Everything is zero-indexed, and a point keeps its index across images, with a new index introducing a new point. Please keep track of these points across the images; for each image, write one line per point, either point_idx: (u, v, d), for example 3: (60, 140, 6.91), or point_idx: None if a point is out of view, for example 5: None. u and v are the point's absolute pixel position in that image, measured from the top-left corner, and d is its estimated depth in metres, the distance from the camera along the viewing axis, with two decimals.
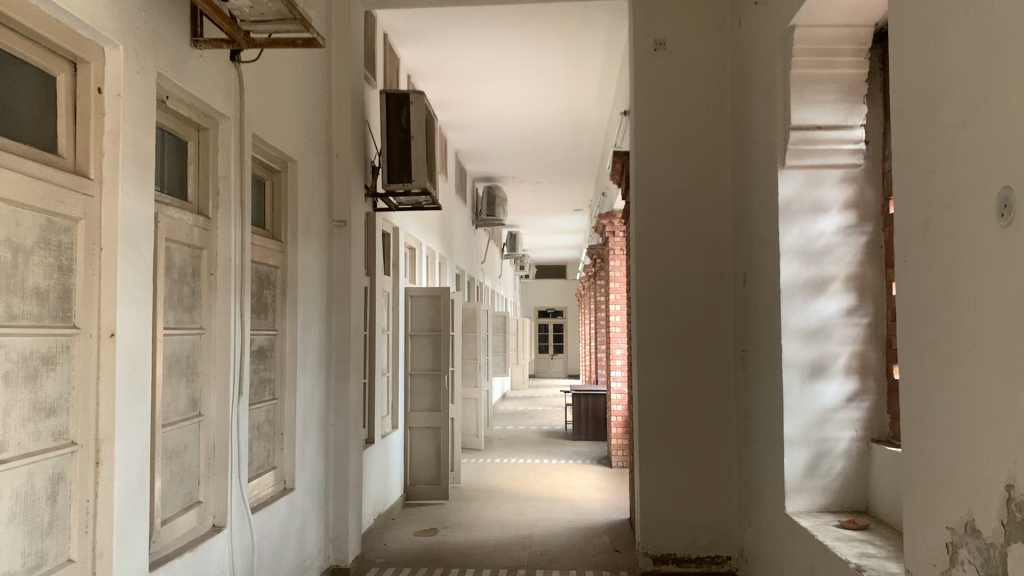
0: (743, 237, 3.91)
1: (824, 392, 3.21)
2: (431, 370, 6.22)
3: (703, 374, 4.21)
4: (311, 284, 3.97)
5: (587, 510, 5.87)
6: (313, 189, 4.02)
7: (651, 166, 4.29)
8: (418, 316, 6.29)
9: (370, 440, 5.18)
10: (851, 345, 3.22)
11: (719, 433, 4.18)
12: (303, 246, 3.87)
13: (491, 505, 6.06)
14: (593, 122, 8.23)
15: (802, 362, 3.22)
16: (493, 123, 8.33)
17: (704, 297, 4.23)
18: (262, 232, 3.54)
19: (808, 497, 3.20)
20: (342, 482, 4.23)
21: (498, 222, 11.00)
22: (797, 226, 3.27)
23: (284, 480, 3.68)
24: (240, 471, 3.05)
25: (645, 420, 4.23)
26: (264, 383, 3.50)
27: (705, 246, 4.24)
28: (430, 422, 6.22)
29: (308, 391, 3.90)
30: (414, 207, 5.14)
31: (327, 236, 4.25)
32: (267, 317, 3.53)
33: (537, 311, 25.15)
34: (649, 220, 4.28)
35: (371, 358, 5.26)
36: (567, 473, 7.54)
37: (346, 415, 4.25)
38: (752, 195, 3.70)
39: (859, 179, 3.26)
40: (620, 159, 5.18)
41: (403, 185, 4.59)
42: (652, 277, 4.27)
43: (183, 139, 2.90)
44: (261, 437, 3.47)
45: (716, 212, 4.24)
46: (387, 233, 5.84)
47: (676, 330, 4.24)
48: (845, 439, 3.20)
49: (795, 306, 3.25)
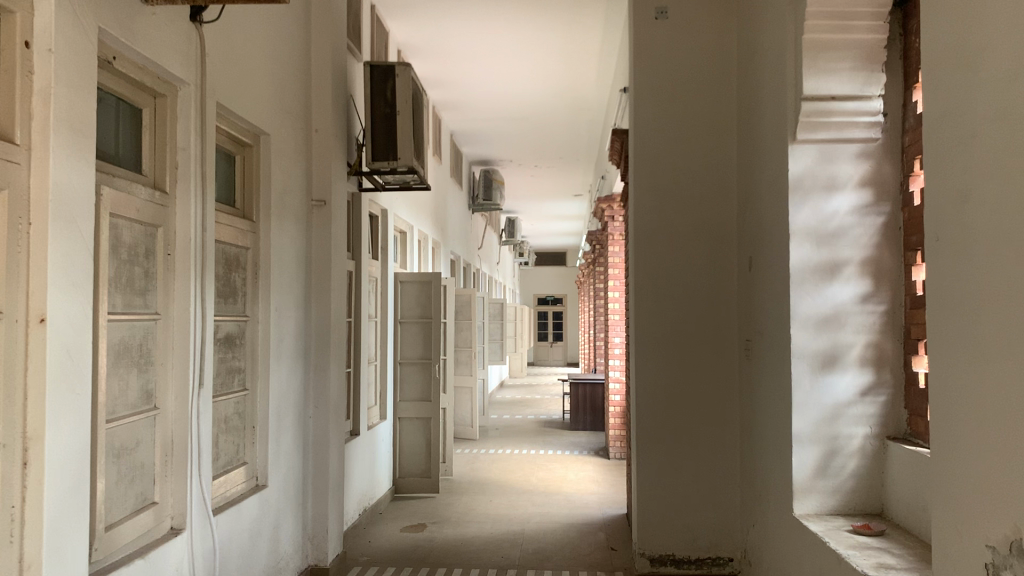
0: (749, 218, 3.65)
1: (835, 386, 2.97)
2: (422, 359, 5.95)
3: (705, 364, 3.96)
4: (287, 267, 3.72)
5: (583, 505, 5.63)
6: (289, 166, 3.77)
7: (651, 144, 4.03)
8: (408, 302, 6.03)
9: (355, 432, 4.94)
10: (867, 334, 2.97)
11: (722, 427, 3.94)
12: (278, 227, 3.62)
13: (483, 499, 5.83)
14: (592, 102, 7.97)
15: (813, 352, 2.98)
16: (489, 103, 8.07)
17: (707, 283, 3.97)
18: (230, 210, 3.30)
19: (818, 498, 2.96)
20: (322, 478, 3.99)
21: (494, 207, 10.73)
22: (809, 207, 3.01)
23: (255, 477, 3.43)
24: (201, 468, 2.80)
25: (643, 413, 3.98)
26: (232, 373, 3.25)
27: (708, 229, 3.98)
28: (419, 412, 5.94)
29: (283, 381, 3.66)
30: (401, 187, 4.89)
31: (306, 216, 3.99)
32: (236, 302, 3.29)
33: (537, 299, 24.94)
34: (648, 200, 4.02)
35: (356, 345, 5.00)
36: (564, 464, 7.31)
37: (326, 407, 4.00)
38: (759, 173, 3.44)
39: (876, 155, 2.99)
40: (620, 138, 4.91)
41: (388, 163, 4.37)
42: (652, 261, 4.01)
43: (138, 106, 2.64)
44: (229, 431, 3.23)
45: (720, 193, 3.98)
46: (375, 216, 5.59)
47: (677, 318, 3.99)
48: (859, 436, 2.96)
49: (805, 292, 3.00)
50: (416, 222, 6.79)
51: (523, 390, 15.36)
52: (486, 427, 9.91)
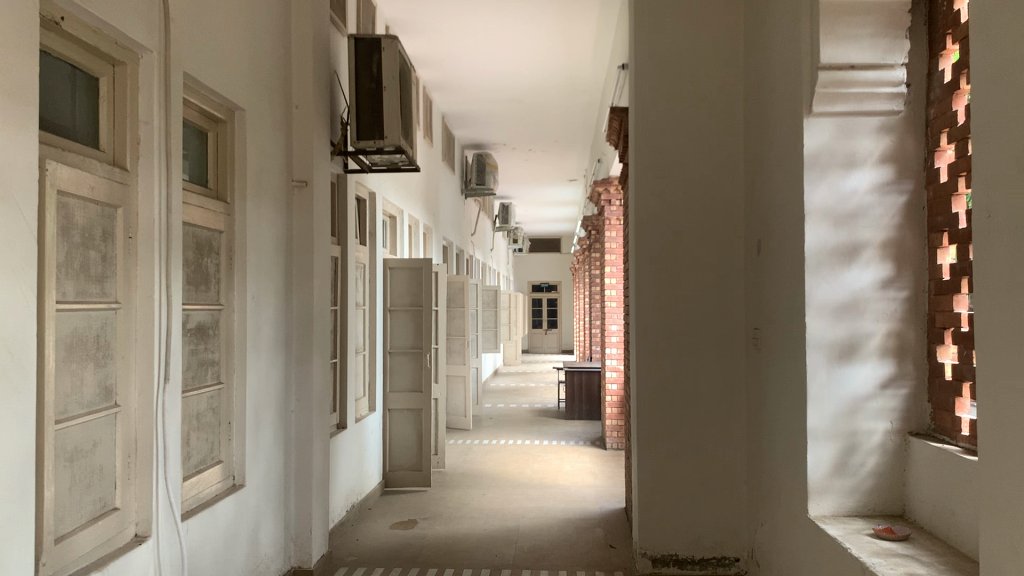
0: (757, 199, 3.43)
1: (853, 378, 2.77)
2: (413, 348, 5.73)
3: (709, 354, 3.75)
4: (265, 252, 3.49)
5: (579, 499, 5.43)
6: (268, 144, 3.53)
7: (652, 121, 3.80)
8: (398, 289, 5.81)
9: (341, 425, 4.72)
10: (888, 322, 2.75)
11: (728, 422, 3.73)
12: (255, 208, 3.39)
13: (476, 493, 5.62)
14: (588, 81, 7.72)
15: (829, 342, 2.77)
16: (481, 83, 7.81)
17: (713, 268, 3.76)
18: (201, 190, 3.08)
19: (834, 498, 2.76)
20: (306, 475, 3.77)
21: (487, 191, 10.48)
22: (826, 184, 2.80)
23: (232, 476, 3.22)
24: (169, 470, 2.58)
25: (645, 406, 3.77)
26: (204, 365, 3.03)
27: (713, 210, 3.76)
28: (410, 404, 5.71)
29: (262, 373, 3.43)
30: (389, 168, 4.65)
31: (286, 197, 3.75)
32: (207, 289, 3.06)
33: (531, 286, 24.71)
34: (649, 179, 3.80)
35: (342, 333, 4.77)
36: (559, 455, 7.11)
37: (309, 400, 3.78)
38: (770, 150, 3.22)
39: (898, 129, 2.76)
40: (618, 116, 4.68)
41: (373, 142, 4.13)
42: (653, 245, 3.79)
43: (94, 75, 2.40)
44: (202, 429, 3.01)
45: (725, 172, 3.76)
46: (362, 199, 5.35)
47: (680, 305, 3.77)
48: (879, 431, 2.75)
49: (821, 278, 2.79)
50: (406, 206, 6.55)
51: (517, 378, 15.15)
52: (480, 417, 9.70)
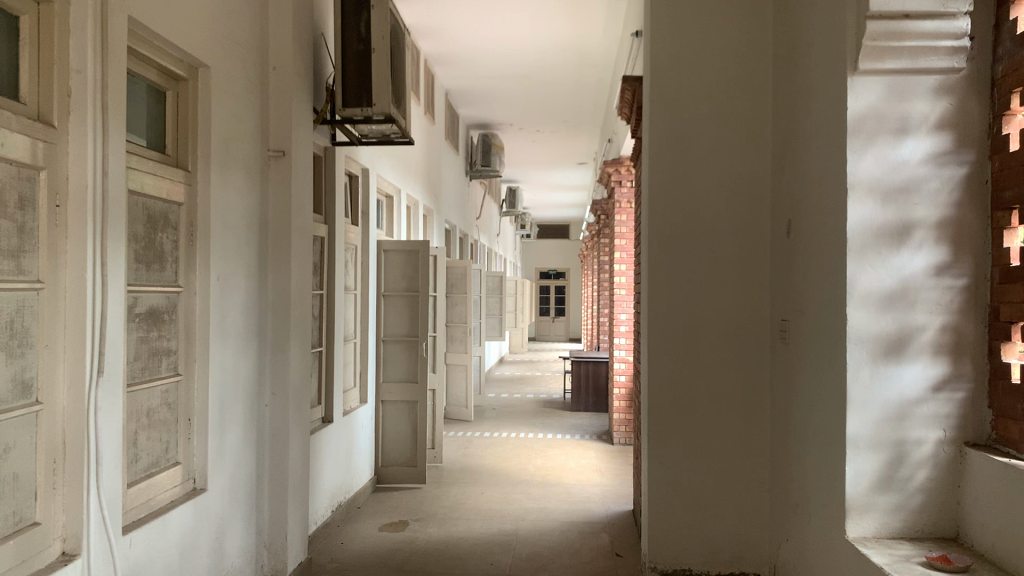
0: (788, 174, 3.04)
1: (900, 379, 2.38)
2: (408, 336, 5.36)
3: (729, 347, 3.37)
4: (234, 230, 3.12)
5: (583, 499, 5.08)
6: (239, 107, 3.16)
7: (670, 88, 3.40)
8: (393, 273, 5.41)
9: (326, 419, 4.36)
10: (943, 315, 2.36)
11: (749, 422, 3.35)
12: (223, 179, 3.03)
13: (473, 491, 5.27)
14: (599, 55, 7.30)
15: (874, 337, 2.38)
16: (487, 57, 7.41)
17: (735, 252, 3.37)
18: (157, 156, 2.72)
19: (877, 518, 2.38)
20: (281, 477, 3.42)
21: (493, 172, 10.12)
22: (872, 153, 2.39)
23: (192, 478, 2.87)
24: (105, 476, 2.22)
25: (657, 403, 3.40)
26: (157, 355, 2.68)
27: (737, 186, 3.37)
28: (405, 395, 5.33)
29: (229, 364, 3.08)
30: (381, 141, 4.28)
31: (261, 168, 3.38)
32: (161, 269, 2.69)
33: (538, 273, 24.35)
34: (664, 154, 3.41)
35: (329, 320, 4.40)
36: (564, 450, 6.75)
37: (285, 394, 3.42)
38: (805, 116, 2.83)
39: (958, 90, 2.37)
40: (631, 85, 4.30)
41: (361, 109, 3.76)
42: (669, 225, 3.40)
43: (13, 11, 2.01)
44: (153, 426, 2.65)
45: (751, 146, 3.36)
46: (354, 175, 4.97)
47: (699, 292, 3.39)
48: (930, 441, 2.37)
49: (865, 263, 2.39)
50: (403, 185, 6.18)
51: (523, 366, 14.80)
52: (483, 407, 9.34)
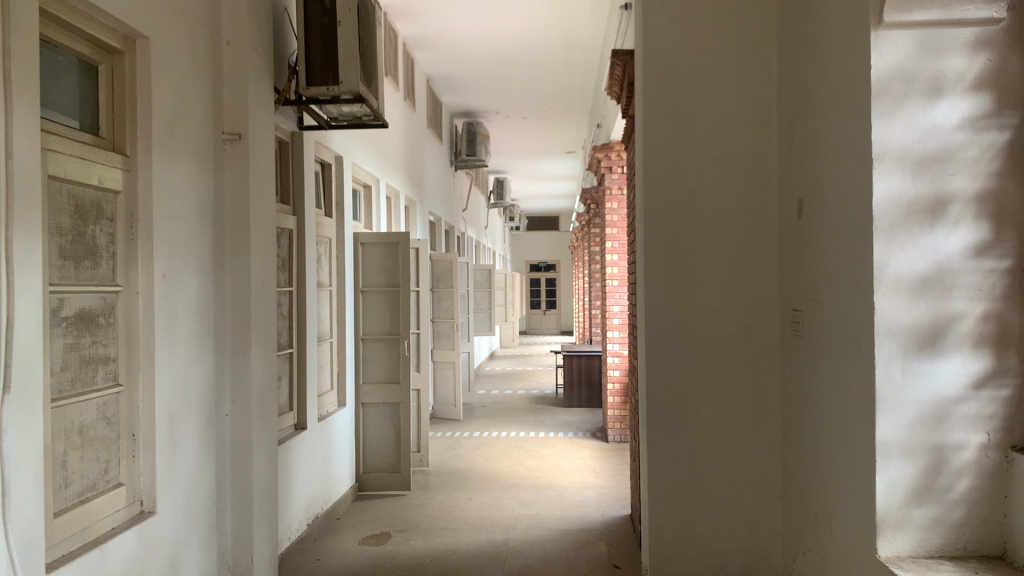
0: (799, 148, 2.74)
1: (935, 375, 2.08)
2: (389, 335, 5.04)
3: (734, 341, 3.07)
4: (182, 221, 2.79)
5: (578, 504, 4.78)
6: (187, 85, 2.83)
7: (665, 57, 3.09)
8: (371, 268, 5.07)
9: (300, 425, 4.04)
10: (985, 301, 2.06)
11: (758, 424, 3.06)
12: (168, 166, 2.70)
13: (461, 497, 4.96)
14: (585, 36, 6.98)
15: (905, 328, 2.08)
16: (468, 40, 7.08)
17: (740, 236, 3.06)
18: (89, 138, 2.39)
19: (912, 535, 2.09)
20: (244, 493, 3.10)
21: (478, 162, 9.81)
22: (901, 119, 2.09)
23: (139, 501, 2.56)
24: (16, 510, 1.88)
25: (656, 405, 3.10)
26: (91, 364, 2.36)
27: (741, 164, 3.06)
28: (387, 397, 5.01)
29: (179, 371, 2.76)
30: (352, 124, 3.96)
31: (214, 153, 3.06)
32: (93, 266, 2.37)
33: (528, 266, 24.03)
34: (660, 129, 3.10)
35: (300, 319, 4.07)
36: (556, 450, 6.45)
37: (247, 402, 3.11)
38: (819, 80, 2.51)
39: (997, 44, 2.06)
40: (620, 60, 3.99)
41: (326, 88, 3.44)
42: (665, 207, 3.09)
43: None
44: (88, 444, 2.33)
45: (755, 120, 3.06)
46: (326, 164, 4.64)
47: (700, 282, 3.09)
48: (972, 446, 2.07)
49: (893, 245, 2.09)
50: (382, 175, 5.86)
51: (514, 361, 14.49)
52: (472, 405, 9.04)
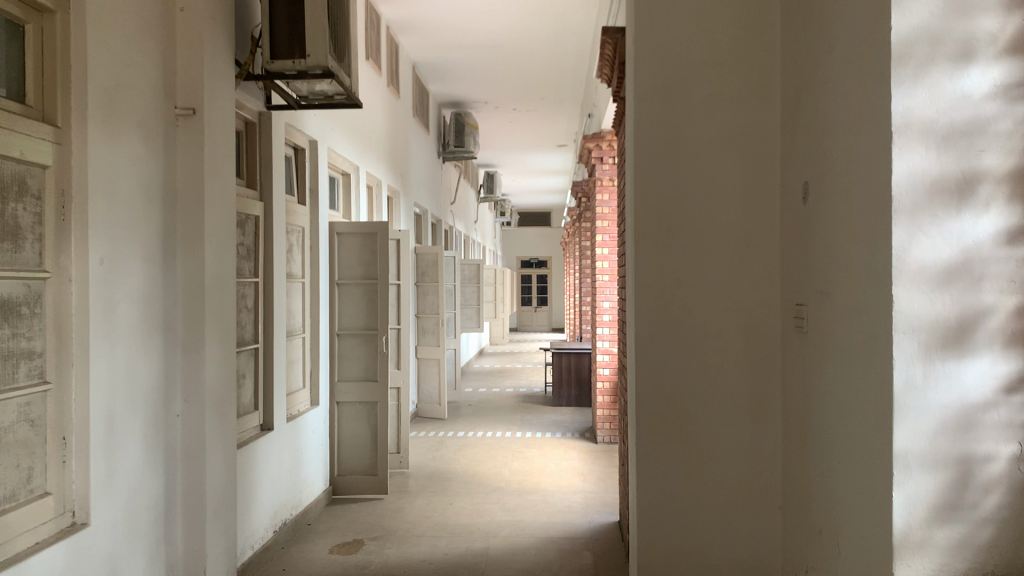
0: (805, 127, 2.49)
1: (961, 378, 1.84)
2: (366, 330, 4.79)
3: (732, 338, 2.82)
4: (125, 201, 2.53)
5: (563, 509, 4.53)
6: (131, 52, 2.56)
7: (658, 28, 2.84)
8: (348, 259, 4.80)
9: (266, 426, 3.79)
10: (1018, 294, 1.82)
11: (758, 428, 2.81)
12: (108, 140, 2.43)
13: (441, 501, 4.71)
14: (577, 21, 6.73)
15: (929, 325, 1.83)
16: (455, 24, 6.82)
17: (739, 224, 2.82)
18: (14, 106, 2.12)
19: (934, 559, 1.85)
20: (197, 501, 2.84)
21: (467, 153, 9.55)
22: (925, 87, 1.84)
23: (70, 511, 2.29)
24: None
25: (646, 407, 2.85)
26: (11, 359, 2.09)
27: (741, 145, 2.81)
28: (363, 395, 4.76)
29: (120, 366, 2.50)
30: (324, 103, 3.69)
31: (164, 130, 2.79)
32: (13, 251, 2.10)
33: (520, 262, 23.78)
34: (652, 106, 2.84)
35: (267, 312, 3.81)
36: (543, 450, 6.21)
37: (201, 402, 2.85)
38: (829, 48, 2.27)
39: None
40: (610, 37, 3.74)
41: (292, 62, 3.17)
42: (658, 191, 2.84)
43: None
44: (6, 449, 2.07)
45: (756, 97, 2.81)
46: (299, 148, 4.39)
47: (696, 273, 2.84)
48: (1002, 458, 1.84)
49: (916, 230, 1.83)
50: (363, 162, 5.60)
51: (502, 358, 14.25)
52: (458, 403, 8.78)
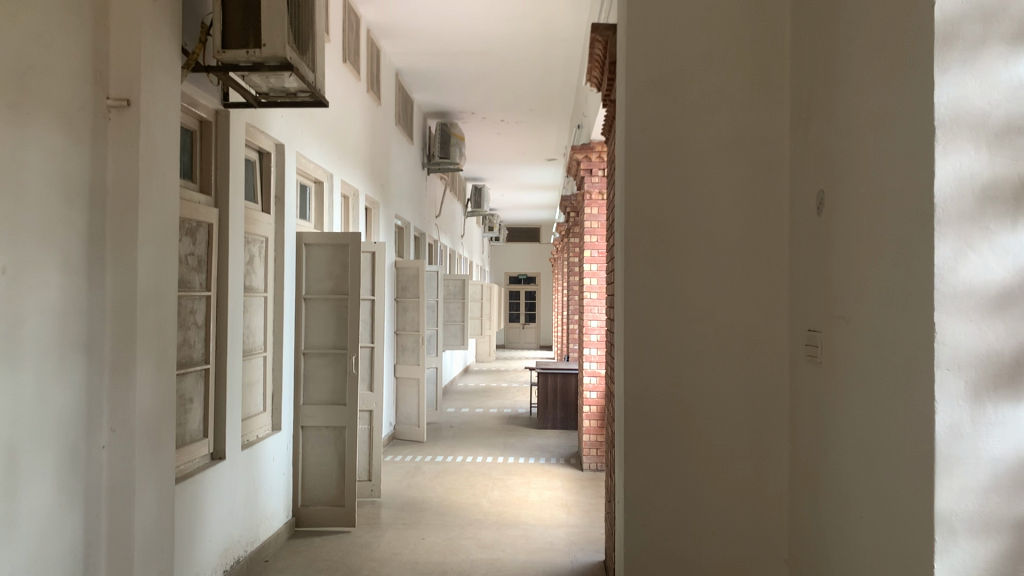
0: (820, 128, 2.19)
1: (1016, 426, 1.53)
2: (334, 349, 4.46)
3: (733, 366, 2.50)
4: (35, 200, 2.18)
5: (545, 545, 4.19)
6: (51, 30, 2.24)
7: (653, 16, 2.53)
8: (317, 273, 4.47)
9: (217, 455, 3.44)
10: None
11: (762, 471, 2.49)
12: (17, 129, 2.10)
13: (413, 535, 4.36)
14: (567, 27, 6.45)
15: (978, 361, 1.52)
16: (440, 29, 6.53)
17: (742, 238, 2.50)
18: None
19: None
20: (124, 544, 2.48)
21: (452, 165, 9.25)
22: (975, 75, 1.53)
23: None
24: None
25: (636, 443, 2.52)
26: None
27: (746, 150, 2.50)
28: (330, 420, 4.42)
29: (24, 394, 2.14)
30: (287, 101, 3.38)
31: (93, 121, 2.46)
32: None
33: (508, 278, 23.46)
34: (645, 104, 2.53)
35: (221, 329, 3.47)
36: (525, 478, 5.86)
37: (129, 432, 2.50)
38: (850, 37, 1.96)
39: None
40: (600, 34, 3.43)
41: (246, 53, 2.85)
42: (651, 200, 2.53)
43: None
44: None
45: (762, 97, 2.50)
46: (264, 152, 4.07)
47: (693, 293, 2.52)
48: None
49: (964, 246, 1.52)
50: (337, 170, 5.29)
51: (489, 377, 13.89)
52: (439, 425, 8.42)
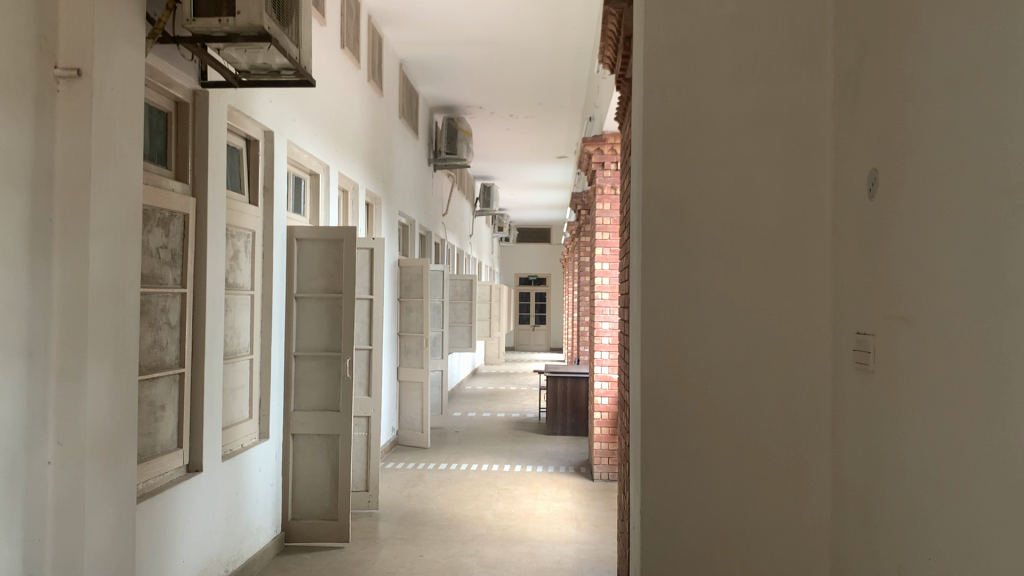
0: (873, 98, 1.87)
1: None
2: (327, 351, 4.17)
3: (765, 373, 2.18)
4: None
5: (553, 564, 3.88)
6: None
7: None
8: (310, 270, 4.18)
9: (194, 466, 3.15)
10: None
11: (799, 494, 2.17)
12: None
13: (411, 551, 4.06)
14: (579, 15, 6.16)
15: None
16: (445, 17, 6.25)
17: (774, 226, 2.19)
18: None
19: None
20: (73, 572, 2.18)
21: (459, 161, 8.96)
22: None
23: None
24: None
25: (656, 462, 2.20)
26: None
27: (780, 126, 2.19)
28: (323, 427, 4.13)
29: None
30: (269, 81, 3.10)
31: (41, 92, 2.16)
32: None
33: (518, 279, 23.15)
34: (664, 73, 2.22)
35: (198, 328, 3.18)
36: (534, 488, 5.55)
37: (79, 446, 2.20)
38: None
39: None
40: (610, 7, 3.13)
41: (219, 21, 2.53)
42: (671, 182, 2.21)
43: None
44: None
45: (798, 67, 2.19)
46: (251, 139, 3.79)
47: (719, 290, 2.20)
48: None
49: None
50: (334, 161, 5.00)
51: (497, 380, 13.58)
52: (444, 430, 8.12)
